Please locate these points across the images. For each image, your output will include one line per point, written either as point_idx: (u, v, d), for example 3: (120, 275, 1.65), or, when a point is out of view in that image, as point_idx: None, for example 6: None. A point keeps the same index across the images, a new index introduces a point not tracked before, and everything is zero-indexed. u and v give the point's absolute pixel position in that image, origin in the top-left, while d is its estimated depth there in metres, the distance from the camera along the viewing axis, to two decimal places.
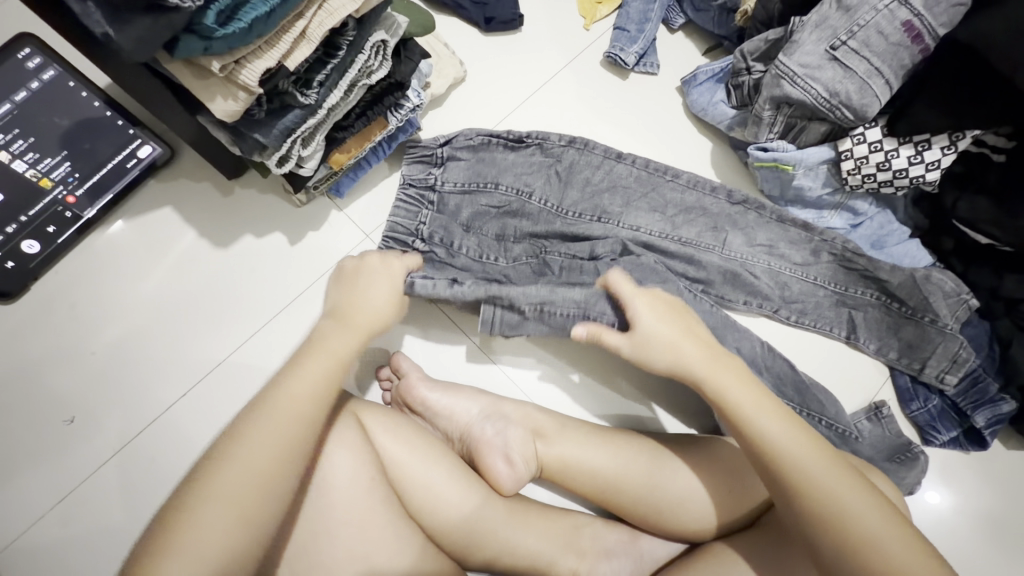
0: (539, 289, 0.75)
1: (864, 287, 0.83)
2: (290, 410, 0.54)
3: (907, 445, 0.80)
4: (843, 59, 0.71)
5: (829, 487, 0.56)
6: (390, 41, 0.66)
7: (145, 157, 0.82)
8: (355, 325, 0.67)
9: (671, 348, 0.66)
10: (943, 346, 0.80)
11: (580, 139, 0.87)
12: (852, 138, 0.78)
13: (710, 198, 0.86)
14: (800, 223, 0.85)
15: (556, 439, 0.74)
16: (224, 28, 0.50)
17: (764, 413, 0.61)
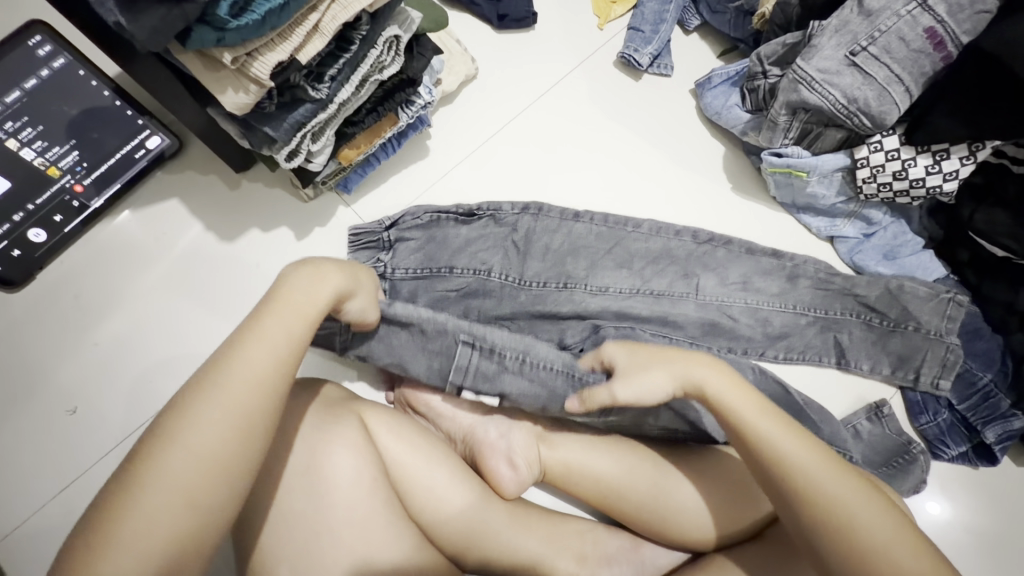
0: (519, 339, 0.71)
1: (843, 306, 0.84)
2: (240, 379, 0.50)
3: (906, 448, 0.81)
4: (863, 65, 0.70)
5: (831, 485, 0.56)
6: (403, 36, 0.65)
7: (154, 149, 0.82)
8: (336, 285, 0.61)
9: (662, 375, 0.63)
10: (931, 351, 0.81)
11: (533, 204, 0.84)
12: (869, 146, 0.77)
13: (674, 242, 0.85)
14: (769, 250, 0.86)
15: (560, 443, 0.74)
16: (237, 19, 0.49)
17: (764, 412, 0.60)
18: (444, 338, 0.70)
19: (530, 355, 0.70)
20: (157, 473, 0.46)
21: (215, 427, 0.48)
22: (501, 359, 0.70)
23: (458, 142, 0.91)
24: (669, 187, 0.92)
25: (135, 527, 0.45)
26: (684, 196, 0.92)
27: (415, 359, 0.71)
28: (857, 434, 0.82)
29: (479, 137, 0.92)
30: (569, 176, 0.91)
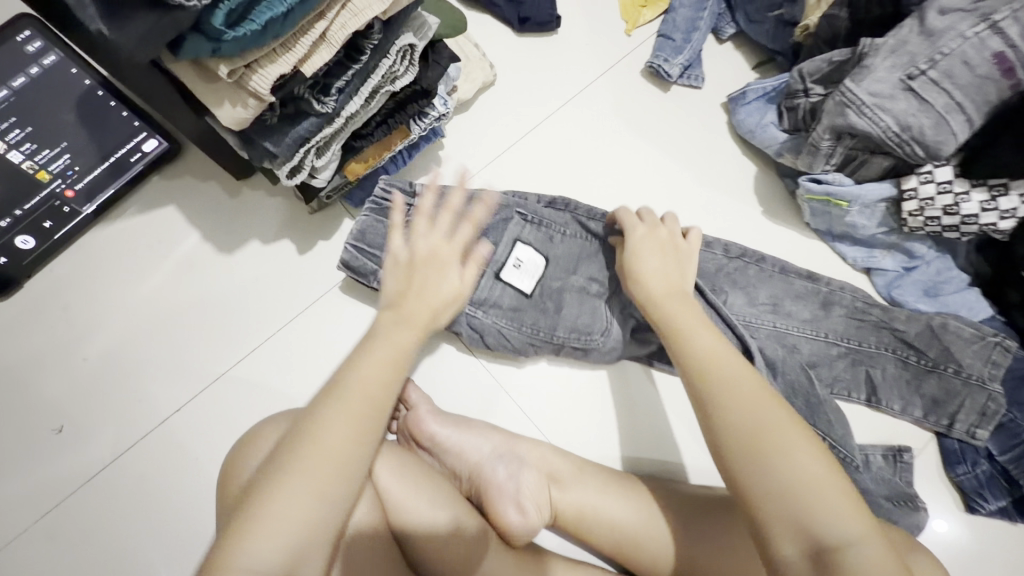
0: (561, 205, 0.80)
1: (878, 339, 0.78)
2: (364, 390, 0.52)
3: (908, 495, 0.74)
4: (920, 90, 0.64)
5: (747, 415, 0.56)
6: (418, 44, 0.60)
7: (150, 152, 0.77)
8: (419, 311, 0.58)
9: (654, 265, 0.69)
10: (969, 398, 0.76)
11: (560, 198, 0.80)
12: (918, 176, 0.71)
13: (704, 254, 0.80)
14: (804, 273, 0.81)
15: (572, 485, 0.69)
16: (234, 29, 0.44)
17: (701, 327, 0.64)
18: (495, 205, 0.78)
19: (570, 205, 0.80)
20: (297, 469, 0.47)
21: (347, 419, 0.50)
22: (547, 225, 0.79)
23: (472, 154, 0.85)
24: (695, 207, 0.86)
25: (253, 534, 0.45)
26: (712, 217, 0.86)
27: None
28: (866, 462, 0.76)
29: (494, 149, 0.86)
30: (590, 194, 0.86)
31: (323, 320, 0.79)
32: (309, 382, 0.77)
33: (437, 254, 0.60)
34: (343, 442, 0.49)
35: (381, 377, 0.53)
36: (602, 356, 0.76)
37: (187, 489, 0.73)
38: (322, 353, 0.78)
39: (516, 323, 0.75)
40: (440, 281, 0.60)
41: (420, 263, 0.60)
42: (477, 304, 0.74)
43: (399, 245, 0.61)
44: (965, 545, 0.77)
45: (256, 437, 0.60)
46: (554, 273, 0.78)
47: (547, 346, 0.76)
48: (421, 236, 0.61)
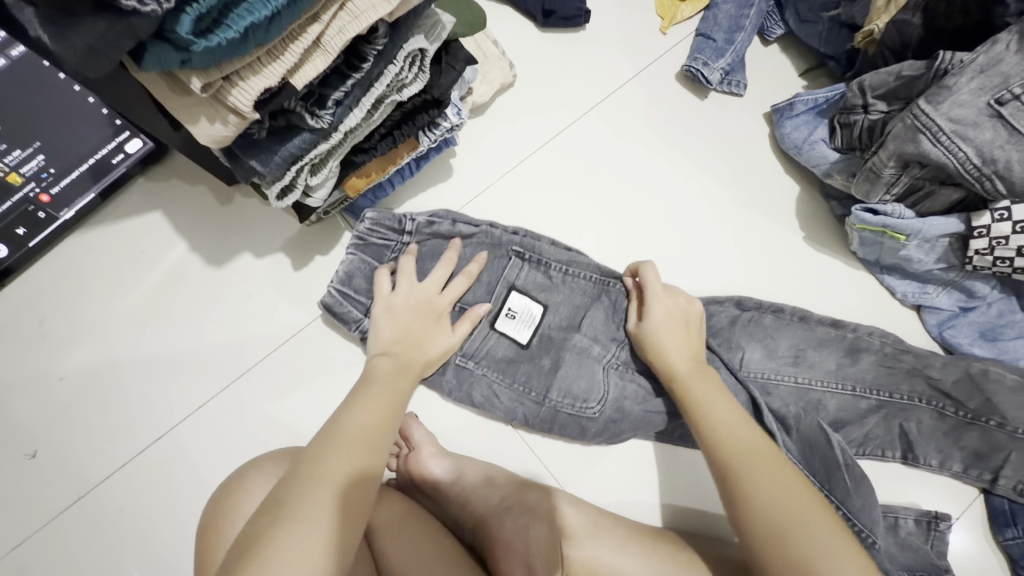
0: (566, 249, 0.73)
1: (909, 388, 0.70)
2: (365, 426, 0.54)
3: (938, 566, 0.65)
4: (1011, 118, 0.56)
5: (772, 493, 0.52)
6: (429, 49, 0.52)
7: (134, 153, 0.71)
8: (412, 367, 0.63)
9: (673, 342, 0.64)
10: (1016, 453, 0.68)
11: (575, 248, 0.74)
12: (993, 213, 0.61)
13: (712, 308, 0.73)
14: (828, 320, 0.72)
15: (586, 541, 0.61)
16: (207, 37, 0.36)
17: (722, 399, 0.60)
18: (494, 248, 0.72)
19: (574, 249, 0.74)
20: (309, 483, 0.47)
21: (365, 434, 0.54)
22: (547, 271, 0.72)
23: (486, 166, 0.77)
24: (726, 231, 0.78)
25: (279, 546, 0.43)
26: (748, 242, 0.78)
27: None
28: (894, 526, 0.68)
29: (508, 161, 0.78)
30: (610, 213, 0.78)
31: (315, 341, 0.73)
32: (301, 411, 0.71)
33: (431, 303, 0.66)
34: (352, 458, 0.51)
35: (378, 415, 0.56)
36: (598, 428, 0.69)
37: (166, 525, 0.67)
38: (315, 380, 0.72)
39: (507, 379, 0.69)
40: (434, 335, 0.65)
41: (420, 315, 0.65)
42: (468, 355, 0.69)
43: (390, 292, 0.66)
44: None
45: (246, 484, 0.57)
46: (553, 322, 0.71)
47: (543, 413, 0.69)
48: (414, 289, 0.66)
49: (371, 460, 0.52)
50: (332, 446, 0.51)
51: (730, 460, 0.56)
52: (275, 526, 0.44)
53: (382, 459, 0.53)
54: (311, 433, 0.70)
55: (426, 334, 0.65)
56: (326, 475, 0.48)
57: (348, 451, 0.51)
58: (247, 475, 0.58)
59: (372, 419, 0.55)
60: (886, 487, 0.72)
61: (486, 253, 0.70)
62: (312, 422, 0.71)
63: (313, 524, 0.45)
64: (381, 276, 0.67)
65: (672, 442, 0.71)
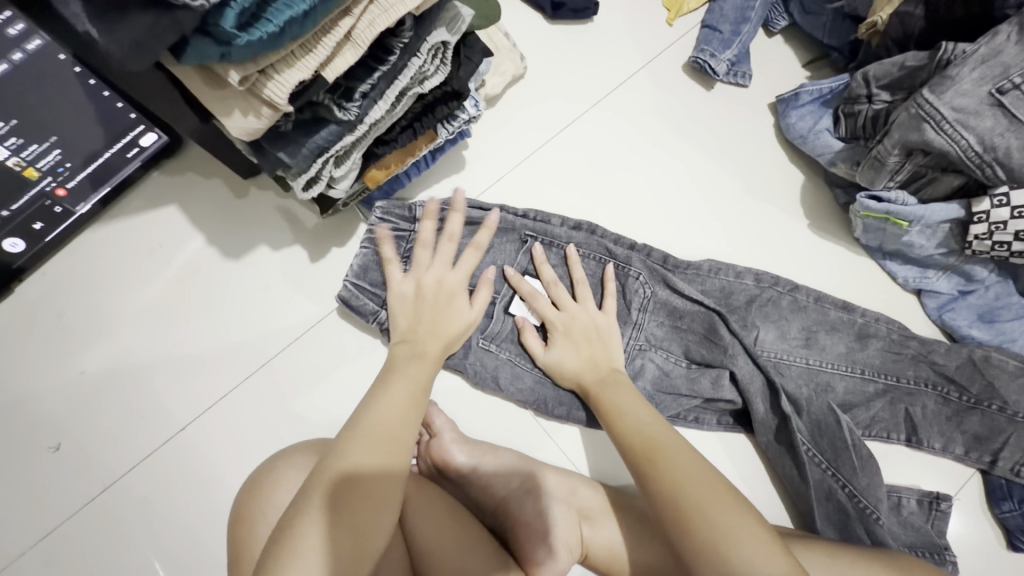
0: (579, 229, 0.74)
1: (915, 372, 0.73)
2: (386, 416, 0.54)
3: (939, 546, 0.68)
4: (1011, 107, 0.58)
5: (693, 481, 0.52)
6: (451, 41, 0.53)
7: (149, 147, 0.70)
8: (430, 349, 0.63)
9: (568, 359, 0.67)
10: (1016, 436, 0.70)
11: (587, 223, 0.75)
12: (991, 199, 0.64)
13: (734, 283, 0.74)
14: (839, 302, 0.75)
15: (603, 522, 0.64)
16: (248, 31, 0.37)
17: (635, 402, 0.61)
18: (508, 236, 0.73)
19: (594, 232, 0.75)
20: (330, 477, 0.48)
21: (377, 433, 0.52)
22: (561, 252, 0.73)
23: (499, 157, 0.79)
24: (735, 218, 0.80)
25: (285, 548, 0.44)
26: (755, 229, 0.80)
27: (480, 258, 0.72)
28: (897, 506, 0.71)
29: (520, 152, 0.79)
30: (620, 203, 0.79)
31: (333, 331, 0.74)
32: (322, 400, 0.72)
33: (445, 286, 0.67)
34: (372, 451, 0.51)
35: (399, 402, 0.56)
36: None
37: (189, 514, 0.68)
38: (334, 372, 0.73)
39: (528, 360, 0.71)
40: (453, 312, 0.66)
41: (444, 289, 0.67)
42: (491, 337, 0.71)
43: (400, 279, 0.67)
44: None
45: (277, 474, 0.58)
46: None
47: (561, 396, 0.70)
48: (424, 269, 0.67)
49: (385, 460, 0.51)
50: (353, 434, 0.52)
51: (650, 455, 0.55)
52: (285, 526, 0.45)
53: (405, 447, 0.54)
54: (331, 422, 0.72)
55: (444, 307, 0.66)
56: (348, 468, 0.49)
57: (359, 448, 0.51)
58: (278, 466, 0.59)
59: (389, 416, 0.54)
60: (888, 465, 0.74)
61: (495, 216, 0.71)
62: (333, 411, 0.72)
63: (335, 518, 0.46)
64: (387, 267, 0.67)
65: (688, 424, 0.73)
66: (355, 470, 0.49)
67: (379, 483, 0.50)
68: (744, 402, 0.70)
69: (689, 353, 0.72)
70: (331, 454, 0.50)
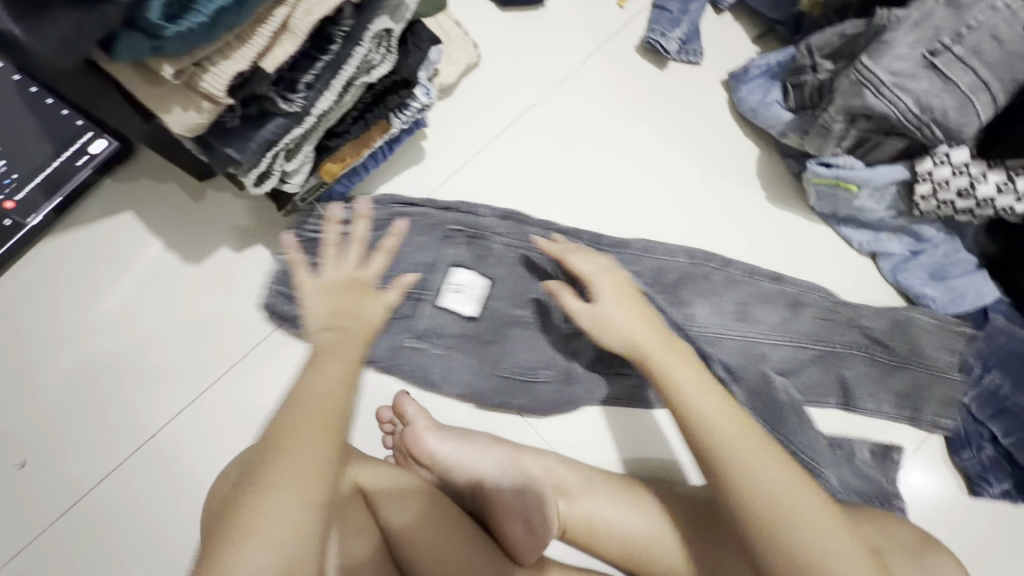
0: (507, 220, 0.75)
1: (847, 334, 0.75)
2: (319, 404, 0.48)
3: (888, 494, 0.71)
4: (945, 68, 0.60)
5: (771, 482, 0.53)
6: (395, 29, 0.52)
7: (99, 154, 0.70)
8: (358, 330, 0.55)
9: (620, 316, 0.63)
10: (936, 390, 0.76)
11: (514, 212, 0.75)
12: (934, 158, 0.67)
13: (666, 261, 0.76)
14: (770, 274, 0.77)
15: (580, 496, 0.64)
16: (176, 22, 0.37)
17: (697, 381, 0.59)
18: (435, 231, 0.73)
19: (524, 223, 0.75)
20: (274, 473, 0.45)
21: (316, 430, 0.47)
22: (488, 245, 0.74)
23: (457, 145, 0.79)
24: (693, 193, 0.82)
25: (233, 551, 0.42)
26: (713, 203, 0.82)
27: (407, 259, 0.72)
28: (851, 456, 0.73)
29: (479, 140, 0.79)
30: (581, 184, 0.80)
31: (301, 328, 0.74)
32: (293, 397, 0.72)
33: (361, 279, 0.57)
34: (312, 446, 0.46)
35: (338, 383, 0.50)
36: (548, 398, 0.72)
37: (164, 520, 0.67)
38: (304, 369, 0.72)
39: (460, 353, 0.72)
40: (371, 301, 0.57)
41: (351, 286, 0.57)
42: (421, 335, 0.71)
43: (308, 279, 0.57)
44: (969, 534, 0.76)
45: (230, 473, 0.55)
46: (498, 296, 0.73)
47: (496, 386, 0.71)
48: (337, 265, 0.58)
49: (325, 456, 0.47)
50: (290, 426, 0.47)
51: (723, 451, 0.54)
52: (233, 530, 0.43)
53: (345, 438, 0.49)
54: None
55: (364, 296, 0.57)
56: (292, 467, 0.45)
57: (301, 444, 0.46)
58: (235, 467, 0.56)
59: (324, 403, 0.49)
60: (853, 422, 0.77)
61: (403, 222, 0.64)
62: None
63: (281, 510, 0.43)
64: (295, 265, 0.57)
65: (626, 405, 0.74)
66: (294, 471, 0.45)
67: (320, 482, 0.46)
68: None
69: None
70: (269, 451, 0.46)
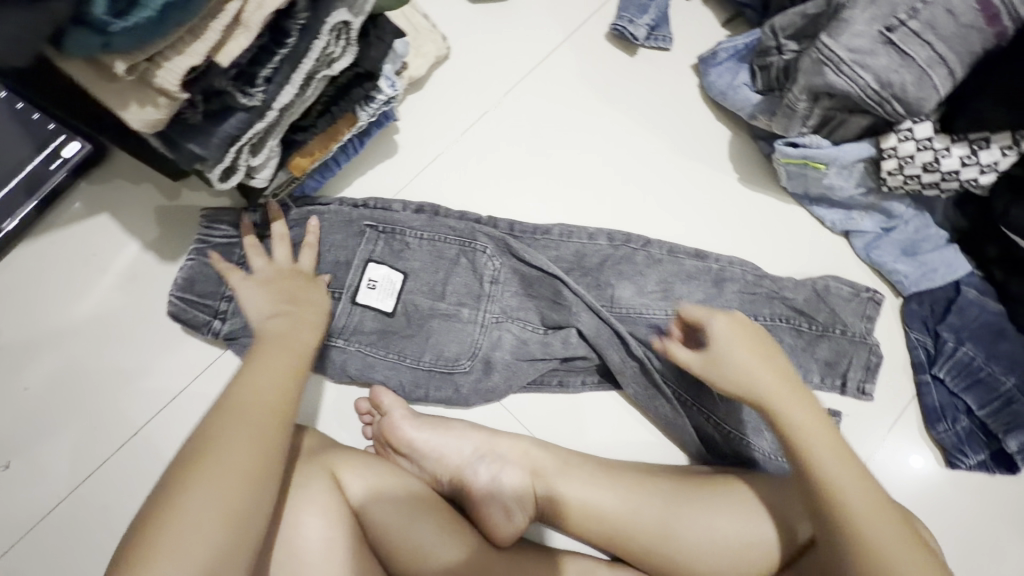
0: (419, 215, 0.74)
1: (771, 310, 0.76)
2: (260, 398, 0.51)
3: None
4: (901, 43, 0.61)
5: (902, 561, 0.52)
6: (354, 22, 0.53)
7: (72, 157, 0.70)
8: (309, 317, 0.62)
9: (756, 367, 0.62)
10: (857, 355, 0.76)
11: (429, 206, 0.75)
12: (898, 134, 0.67)
13: (586, 244, 0.76)
14: (692, 252, 0.78)
15: (556, 479, 0.65)
16: (125, 18, 0.38)
17: (832, 450, 0.58)
18: (347, 227, 0.72)
19: (438, 216, 0.75)
20: (209, 463, 0.45)
21: (254, 420, 0.49)
22: (402, 238, 0.73)
23: (430, 138, 0.79)
24: (666, 178, 0.82)
25: (170, 549, 0.41)
26: (686, 188, 0.82)
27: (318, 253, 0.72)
28: None
29: (452, 132, 0.80)
30: (554, 173, 0.81)
31: None
32: None
33: (295, 276, 0.66)
34: (252, 433, 0.48)
35: (280, 379, 0.53)
36: (473, 387, 0.72)
37: None
38: None
39: (381, 348, 0.71)
40: (314, 294, 0.65)
41: (284, 283, 0.65)
42: (337, 332, 0.70)
43: (239, 280, 0.64)
44: (947, 505, 0.77)
45: None
46: (415, 288, 0.73)
47: (418, 377, 0.71)
48: (267, 266, 0.66)
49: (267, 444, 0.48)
50: (228, 419, 0.48)
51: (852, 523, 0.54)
52: (165, 526, 0.42)
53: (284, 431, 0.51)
54: None
55: (302, 291, 0.64)
56: (228, 456, 0.46)
57: (241, 433, 0.48)
58: None
59: (270, 391, 0.52)
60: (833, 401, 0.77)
61: (315, 221, 0.70)
62: None
63: (216, 494, 0.44)
64: (231, 272, 0.65)
65: (554, 388, 0.75)
66: (230, 460, 0.46)
67: (255, 471, 0.46)
68: (601, 356, 0.73)
69: (544, 319, 0.74)
70: (202, 443, 0.47)
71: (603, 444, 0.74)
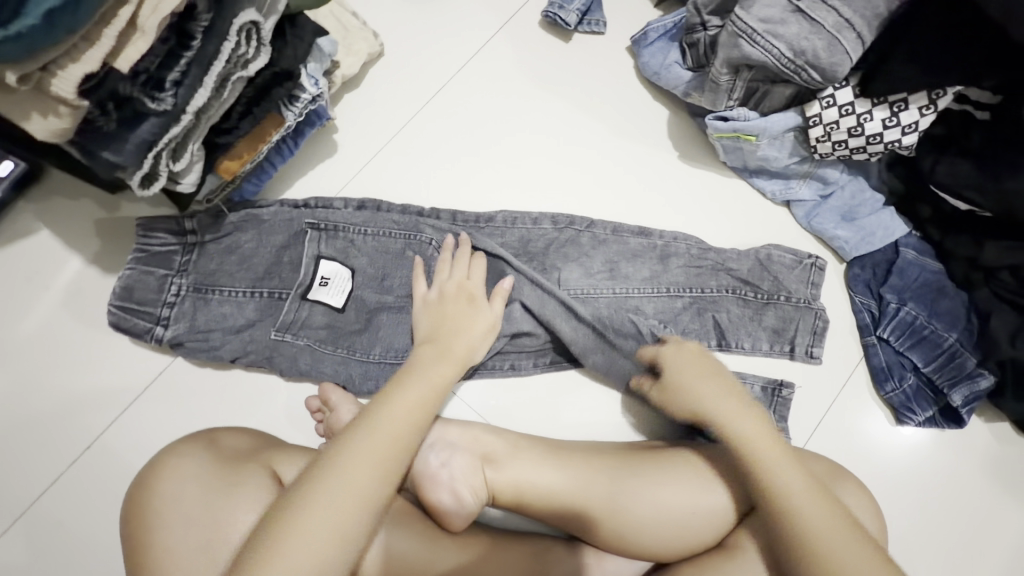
0: (361, 211, 0.75)
1: (715, 280, 0.77)
2: (388, 435, 0.51)
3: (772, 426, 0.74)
4: (809, 10, 0.62)
5: None
6: (263, 22, 0.53)
7: (8, 176, 0.69)
8: (455, 356, 0.63)
9: (711, 391, 0.64)
10: (802, 320, 0.78)
11: (371, 201, 0.76)
12: (821, 101, 0.70)
13: (532, 230, 0.77)
14: (636, 230, 0.79)
15: (505, 463, 0.66)
16: (8, 28, 0.38)
17: (794, 471, 0.57)
18: (289, 226, 0.73)
19: (380, 209, 0.75)
20: (307, 512, 0.45)
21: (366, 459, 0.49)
22: (346, 236, 0.73)
23: (368, 135, 0.80)
24: (607, 160, 0.83)
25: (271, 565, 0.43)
26: (628, 168, 0.83)
27: (262, 255, 0.72)
28: None
29: (390, 128, 0.81)
30: (495, 162, 0.82)
31: None
32: (224, 399, 0.72)
33: (465, 288, 0.69)
34: (364, 464, 0.49)
35: (408, 418, 0.53)
36: None
37: (106, 529, 0.69)
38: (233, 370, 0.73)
39: (331, 346, 0.71)
40: (475, 316, 0.68)
41: (449, 301, 0.68)
42: (284, 328, 0.70)
43: (424, 289, 0.70)
44: (899, 462, 0.78)
45: (164, 464, 0.59)
46: (364, 284, 0.73)
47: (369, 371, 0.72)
48: (445, 274, 0.70)
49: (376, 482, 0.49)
50: (343, 461, 0.48)
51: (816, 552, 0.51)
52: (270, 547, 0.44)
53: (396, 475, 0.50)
54: (235, 419, 0.72)
55: (455, 310, 0.68)
56: (328, 500, 0.46)
57: (357, 468, 0.48)
58: (163, 459, 0.60)
59: (393, 428, 0.52)
60: (782, 368, 0.79)
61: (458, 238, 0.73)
62: (236, 406, 0.72)
63: (311, 540, 0.44)
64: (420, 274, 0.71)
65: (506, 373, 0.76)
66: (331, 501, 0.46)
67: (350, 525, 0.46)
68: (550, 330, 0.73)
69: None
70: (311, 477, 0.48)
71: (556, 426, 0.76)
